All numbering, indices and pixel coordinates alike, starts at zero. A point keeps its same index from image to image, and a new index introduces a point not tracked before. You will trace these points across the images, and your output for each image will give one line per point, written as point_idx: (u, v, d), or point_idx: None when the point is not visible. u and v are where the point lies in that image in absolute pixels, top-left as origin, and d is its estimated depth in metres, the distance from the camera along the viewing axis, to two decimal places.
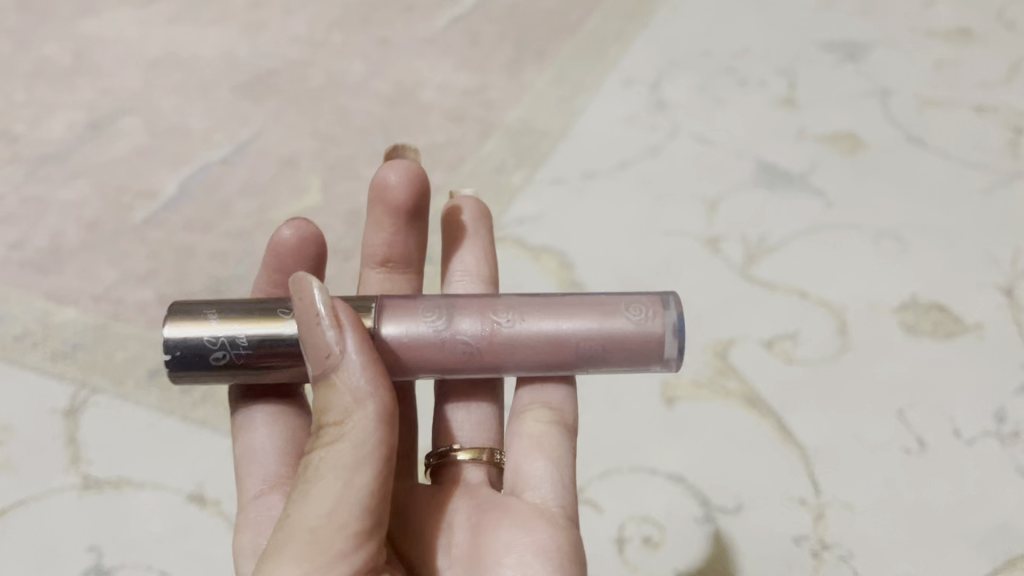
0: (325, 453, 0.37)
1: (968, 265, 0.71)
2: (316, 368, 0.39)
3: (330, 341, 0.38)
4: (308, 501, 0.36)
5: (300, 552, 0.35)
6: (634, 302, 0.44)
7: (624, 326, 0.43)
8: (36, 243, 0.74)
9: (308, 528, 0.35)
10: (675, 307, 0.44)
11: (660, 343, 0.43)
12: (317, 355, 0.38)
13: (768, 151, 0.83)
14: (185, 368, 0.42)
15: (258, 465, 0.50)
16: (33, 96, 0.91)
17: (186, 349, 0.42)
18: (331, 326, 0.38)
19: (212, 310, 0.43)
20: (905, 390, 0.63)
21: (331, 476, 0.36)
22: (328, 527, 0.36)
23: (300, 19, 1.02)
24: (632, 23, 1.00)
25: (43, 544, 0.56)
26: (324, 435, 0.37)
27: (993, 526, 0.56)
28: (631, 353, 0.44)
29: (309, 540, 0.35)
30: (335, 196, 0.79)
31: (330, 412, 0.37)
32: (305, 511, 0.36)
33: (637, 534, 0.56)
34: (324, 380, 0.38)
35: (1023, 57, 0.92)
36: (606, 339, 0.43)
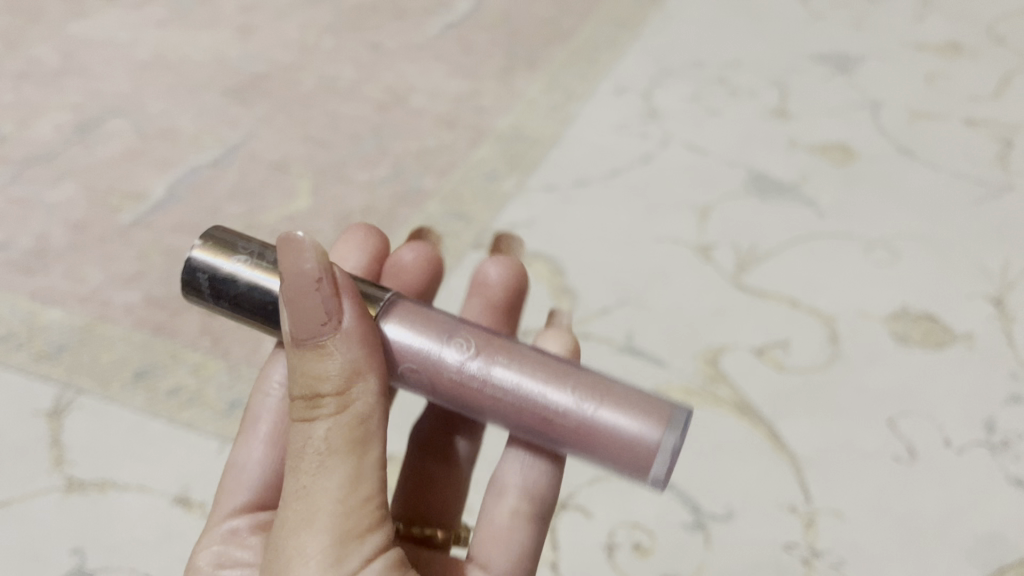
0: (329, 427, 0.36)
1: (958, 276, 0.71)
2: (301, 340, 0.36)
3: (325, 312, 0.36)
4: (325, 476, 0.35)
5: (326, 524, 0.35)
6: (646, 406, 0.38)
7: (618, 421, 0.38)
8: (23, 244, 0.74)
9: (329, 504, 0.35)
10: (682, 427, 0.38)
11: (650, 456, 0.37)
12: (306, 328, 0.36)
13: (759, 160, 0.83)
14: (200, 293, 0.41)
15: (241, 483, 0.49)
16: (21, 97, 0.90)
17: (208, 277, 0.41)
18: (322, 297, 0.36)
19: (243, 250, 0.41)
20: (895, 399, 0.62)
21: (347, 449, 0.35)
22: (353, 496, 0.35)
23: (292, 24, 1.02)
24: (623, 33, 1.01)
25: (24, 547, 0.55)
26: (323, 410, 0.36)
27: (983, 536, 0.55)
28: (617, 454, 0.38)
29: (337, 513, 0.35)
30: (326, 200, 0.78)
31: (325, 386, 0.36)
32: (322, 487, 0.35)
33: (627, 540, 0.56)
34: (314, 356, 0.36)
35: (1011, 71, 0.93)
36: (594, 426, 0.38)
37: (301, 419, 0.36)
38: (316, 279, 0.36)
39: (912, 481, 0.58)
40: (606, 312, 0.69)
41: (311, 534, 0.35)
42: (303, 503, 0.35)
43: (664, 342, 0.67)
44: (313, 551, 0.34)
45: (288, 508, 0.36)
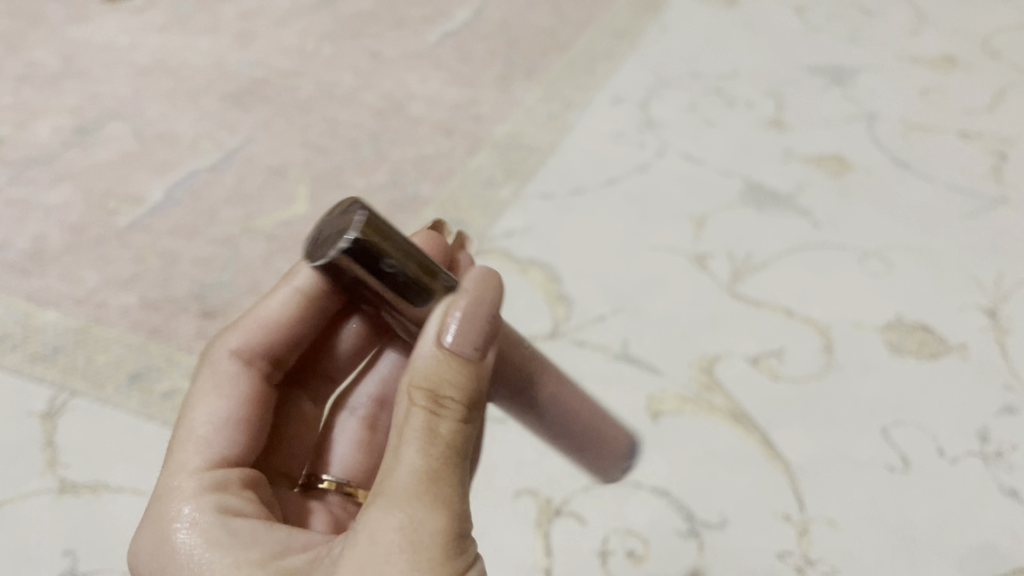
0: (458, 426, 0.37)
1: (952, 287, 0.71)
2: (462, 345, 0.37)
3: (483, 329, 0.38)
4: (449, 468, 0.36)
5: (447, 511, 0.35)
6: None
7: None
8: (19, 246, 0.74)
9: (450, 498, 0.35)
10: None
11: None
12: (462, 331, 0.37)
13: (755, 171, 0.84)
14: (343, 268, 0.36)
15: (212, 440, 0.43)
16: (21, 99, 0.91)
17: (363, 260, 0.35)
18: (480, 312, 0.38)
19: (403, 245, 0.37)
20: (889, 409, 0.63)
21: (465, 451, 0.37)
22: (466, 493, 0.36)
23: (291, 31, 1.03)
24: (621, 43, 1.02)
25: (18, 548, 0.54)
26: (447, 411, 0.37)
27: (976, 547, 0.55)
28: None
29: (458, 506, 0.36)
30: (324, 205, 0.79)
31: (465, 390, 0.37)
32: (445, 477, 0.36)
33: (621, 547, 0.56)
34: (462, 366, 0.37)
35: (1005, 85, 0.94)
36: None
37: (431, 412, 0.36)
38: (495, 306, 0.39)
39: (905, 490, 0.58)
40: (602, 320, 0.69)
41: (432, 515, 0.34)
42: (425, 485, 0.35)
43: (659, 349, 0.67)
44: (438, 534, 0.34)
45: (406, 481, 0.35)
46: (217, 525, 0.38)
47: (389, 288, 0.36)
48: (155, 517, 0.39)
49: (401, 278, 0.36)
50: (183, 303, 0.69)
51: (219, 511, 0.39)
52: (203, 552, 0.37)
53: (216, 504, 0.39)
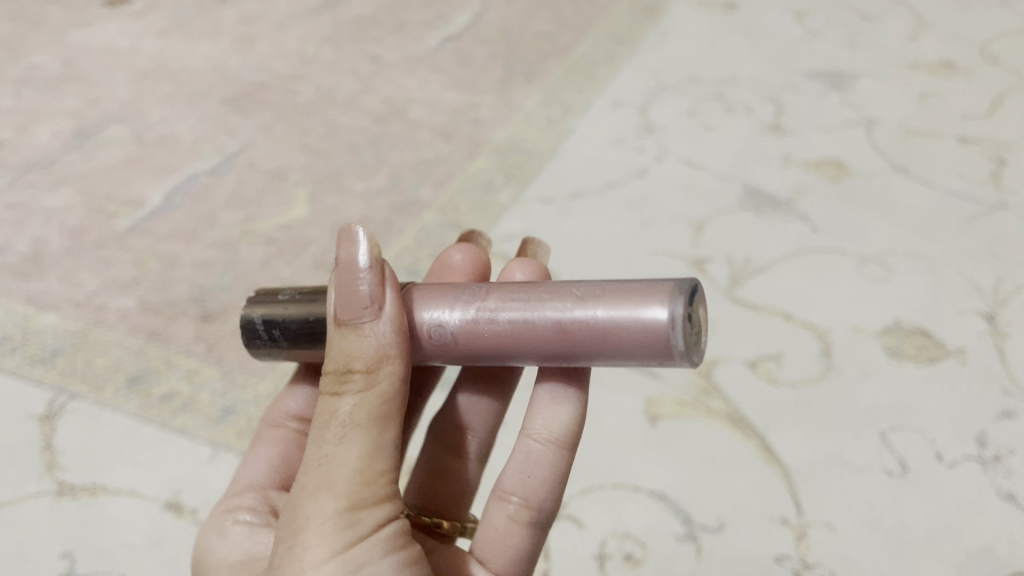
0: (356, 402, 0.38)
1: (950, 292, 0.71)
2: (344, 320, 0.39)
3: (368, 296, 0.39)
4: (346, 448, 0.37)
5: (342, 490, 0.36)
6: (641, 286, 0.37)
7: (622, 317, 0.36)
8: (19, 249, 0.74)
9: (350, 472, 0.36)
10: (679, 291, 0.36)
11: (663, 336, 0.36)
12: (350, 309, 0.39)
13: (754, 176, 0.84)
14: (260, 342, 0.43)
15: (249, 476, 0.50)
16: (21, 103, 0.91)
17: (265, 324, 0.43)
18: (367, 282, 0.39)
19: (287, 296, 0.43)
20: (888, 413, 0.63)
21: (371, 421, 0.37)
22: (368, 468, 0.37)
23: (292, 35, 1.03)
24: (621, 48, 1.02)
25: (15, 551, 0.54)
26: (351, 385, 0.38)
27: (974, 551, 0.55)
28: (634, 348, 0.36)
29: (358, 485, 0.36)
30: (323, 209, 0.79)
31: (357, 361, 0.38)
32: (341, 457, 0.37)
33: (618, 551, 0.56)
34: (354, 338, 0.39)
35: (1005, 91, 0.94)
36: (611, 331, 0.36)
37: (331, 392, 0.38)
38: (365, 267, 0.39)
39: (903, 494, 0.58)
40: None
41: (325, 501, 0.36)
42: (321, 470, 0.37)
43: None
44: (331, 516, 0.36)
45: (306, 473, 0.37)
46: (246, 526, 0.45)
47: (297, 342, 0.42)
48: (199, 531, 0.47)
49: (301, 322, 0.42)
50: (182, 306, 0.69)
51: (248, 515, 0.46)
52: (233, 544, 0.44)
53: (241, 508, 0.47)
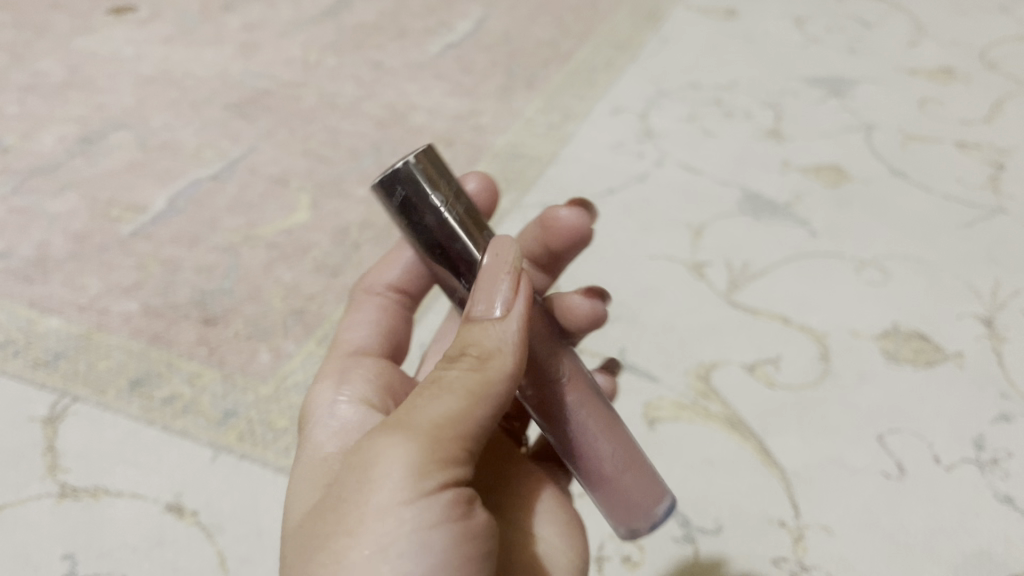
0: (466, 366, 0.39)
1: (948, 296, 0.72)
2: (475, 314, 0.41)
3: (500, 299, 0.40)
4: (434, 409, 0.38)
5: (402, 448, 0.36)
6: (650, 481, 0.44)
7: (631, 491, 0.44)
8: (23, 253, 0.74)
9: (426, 431, 0.37)
10: (669, 503, 0.45)
11: (645, 514, 0.44)
12: (488, 296, 0.40)
13: (753, 181, 0.85)
14: (392, 199, 0.41)
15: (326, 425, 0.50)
16: (26, 109, 0.92)
17: (403, 198, 0.41)
18: (508, 286, 0.40)
19: (439, 194, 0.41)
20: (885, 416, 0.63)
21: (472, 397, 0.38)
22: (425, 427, 0.37)
23: (294, 42, 1.04)
24: (621, 54, 1.03)
25: (17, 552, 0.54)
26: (461, 362, 0.39)
27: (972, 553, 0.55)
28: (624, 508, 0.44)
29: (414, 444, 0.37)
30: (324, 214, 0.79)
31: (476, 344, 0.40)
32: (430, 414, 0.38)
33: (616, 552, 0.56)
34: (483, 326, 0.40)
35: (1003, 96, 0.95)
36: (616, 485, 0.43)
37: (443, 364, 0.40)
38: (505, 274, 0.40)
39: (900, 497, 0.58)
40: (601, 327, 0.70)
41: (396, 452, 0.36)
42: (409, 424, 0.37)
43: (655, 357, 0.67)
44: (382, 470, 0.36)
45: (393, 419, 0.38)
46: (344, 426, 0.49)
47: (423, 239, 0.42)
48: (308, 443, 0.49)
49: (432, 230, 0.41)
50: (184, 310, 0.70)
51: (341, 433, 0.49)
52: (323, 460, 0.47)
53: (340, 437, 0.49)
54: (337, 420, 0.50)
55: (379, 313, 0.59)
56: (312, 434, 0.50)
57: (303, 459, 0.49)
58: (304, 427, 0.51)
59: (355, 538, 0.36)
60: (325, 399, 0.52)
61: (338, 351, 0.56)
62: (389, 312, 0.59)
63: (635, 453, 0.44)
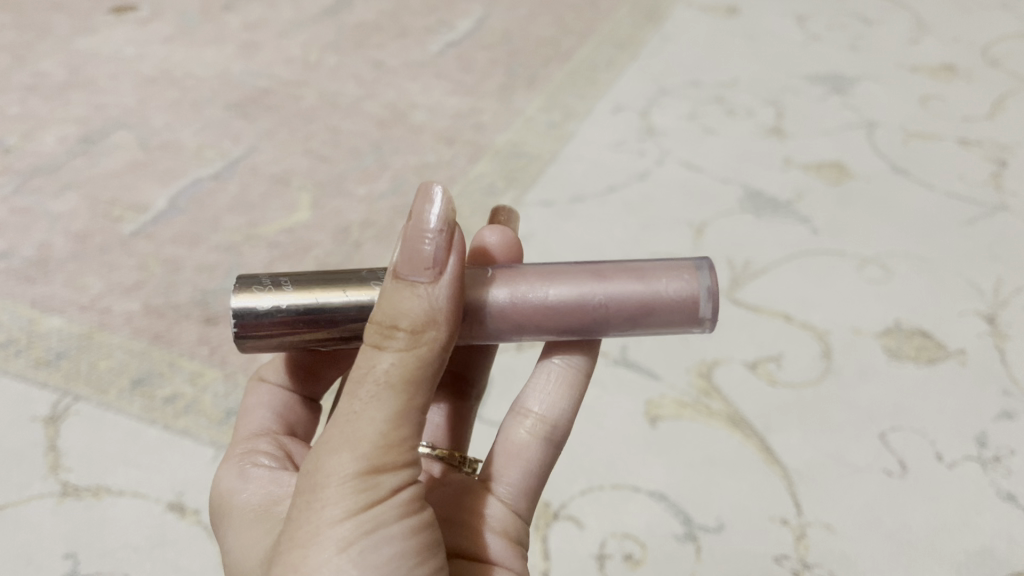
0: (390, 350, 0.36)
1: (951, 294, 0.72)
2: (401, 279, 0.37)
3: (430, 259, 0.37)
4: (377, 407, 0.35)
5: (343, 457, 0.35)
6: (667, 267, 0.42)
7: (659, 291, 0.41)
8: (24, 254, 0.74)
9: (365, 432, 0.35)
10: (705, 268, 0.42)
11: (695, 303, 0.41)
12: (409, 269, 0.37)
13: (754, 178, 0.85)
14: (261, 334, 0.41)
15: (240, 495, 0.43)
16: (27, 109, 0.92)
17: (270, 322, 0.40)
18: (432, 246, 0.38)
19: (287, 283, 0.41)
20: (887, 414, 0.63)
21: (407, 385, 0.36)
22: (364, 430, 0.35)
23: (295, 41, 1.04)
24: (622, 52, 1.03)
25: (19, 551, 0.54)
26: (394, 344, 0.36)
27: (974, 551, 0.55)
28: (669, 317, 0.41)
29: (355, 451, 0.35)
30: (325, 213, 0.79)
31: (403, 322, 0.36)
32: (369, 416, 0.35)
33: (618, 551, 0.56)
34: (407, 298, 0.37)
35: (1006, 93, 0.95)
36: (651, 302, 0.41)
37: (374, 345, 0.36)
38: (434, 232, 0.38)
39: (903, 494, 0.58)
40: None
41: (339, 461, 0.35)
42: (348, 427, 0.35)
43: (657, 355, 0.67)
44: (330, 484, 0.35)
45: (335, 426, 0.36)
46: (267, 485, 0.43)
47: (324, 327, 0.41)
48: (224, 497, 0.44)
49: (320, 313, 0.41)
50: (185, 309, 0.70)
51: (265, 500, 0.42)
52: (249, 518, 0.41)
53: (264, 497, 0.43)
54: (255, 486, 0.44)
55: (278, 393, 0.53)
56: (229, 508, 0.43)
57: (226, 531, 0.42)
58: (219, 509, 0.44)
59: (312, 553, 0.34)
60: (234, 473, 0.45)
61: (242, 432, 0.50)
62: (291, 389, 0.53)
63: (625, 268, 0.42)
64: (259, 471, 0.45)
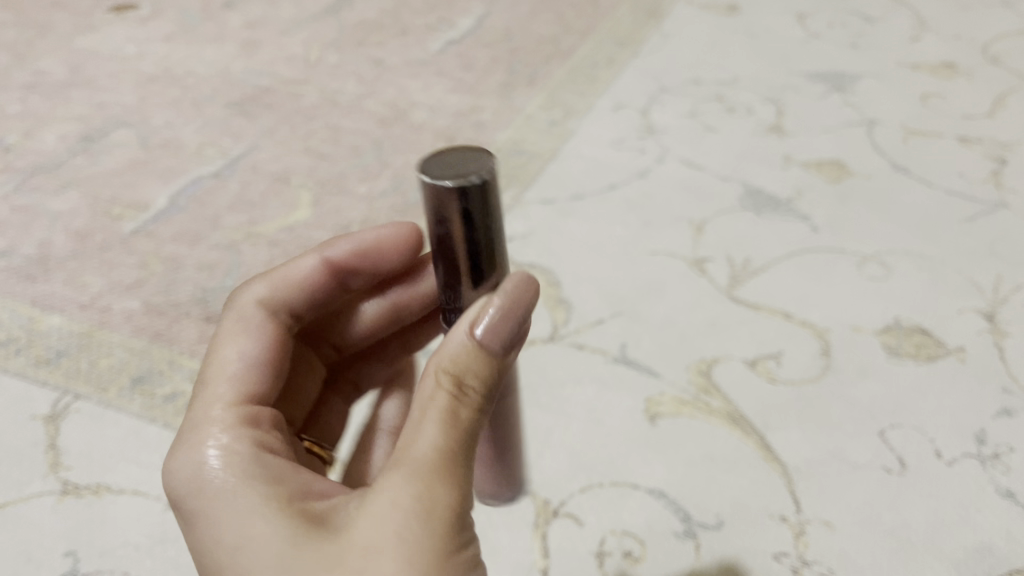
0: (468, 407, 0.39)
1: (951, 291, 0.72)
2: (485, 342, 0.39)
3: (514, 334, 0.40)
4: (460, 450, 0.38)
5: (438, 489, 0.36)
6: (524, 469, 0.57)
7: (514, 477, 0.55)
8: (24, 252, 0.75)
9: (456, 471, 0.37)
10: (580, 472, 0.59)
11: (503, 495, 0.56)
12: (497, 335, 0.40)
13: (754, 176, 0.85)
14: (448, 209, 0.36)
15: (228, 483, 0.39)
16: (27, 107, 0.92)
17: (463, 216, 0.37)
18: (518, 323, 0.40)
19: (496, 216, 0.38)
20: (887, 411, 0.63)
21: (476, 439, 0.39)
22: (456, 468, 0.38)
23: (295, 39, 1.04)
24: (622, 50, 1.03)
25: (19, 549, 0.55)
26: (468, 400, 0.39)
27: (973, 549, 0.55)
28: (497, 486, 0.54)
29: (454, 484, 0.37)
30: (326, 211, 0.79)
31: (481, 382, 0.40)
32: (456, 455, 0.38)
33: (617, 548, 0.56)
34: (489, 360, 0.40)
35: (1006, 90, 0.95)
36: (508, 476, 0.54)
37: (452, 397, 0.39)
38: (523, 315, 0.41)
39: (903, 493, 0.58)
40: (601, 323, 0.70)
41: (435, 492, 0.36)
42: (439, 463, 0.37)
43: (657, 353, 0.67)
44: (427, 513, 0.36)
45: (421, 459, 0.37)
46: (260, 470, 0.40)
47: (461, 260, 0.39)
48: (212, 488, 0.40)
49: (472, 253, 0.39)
50: (185, 307, 0.70)
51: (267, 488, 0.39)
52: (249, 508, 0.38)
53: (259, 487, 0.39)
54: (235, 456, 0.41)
55: (263, 339, 0.50)
56: (218, 500, 0.39)
57: (221, 523, 0.38)
58: (200, 497, 0.40)
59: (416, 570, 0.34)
60: (208, 450, 0.42)
61: (212, 381, 0.47)
62: (273, 333, 0.50)
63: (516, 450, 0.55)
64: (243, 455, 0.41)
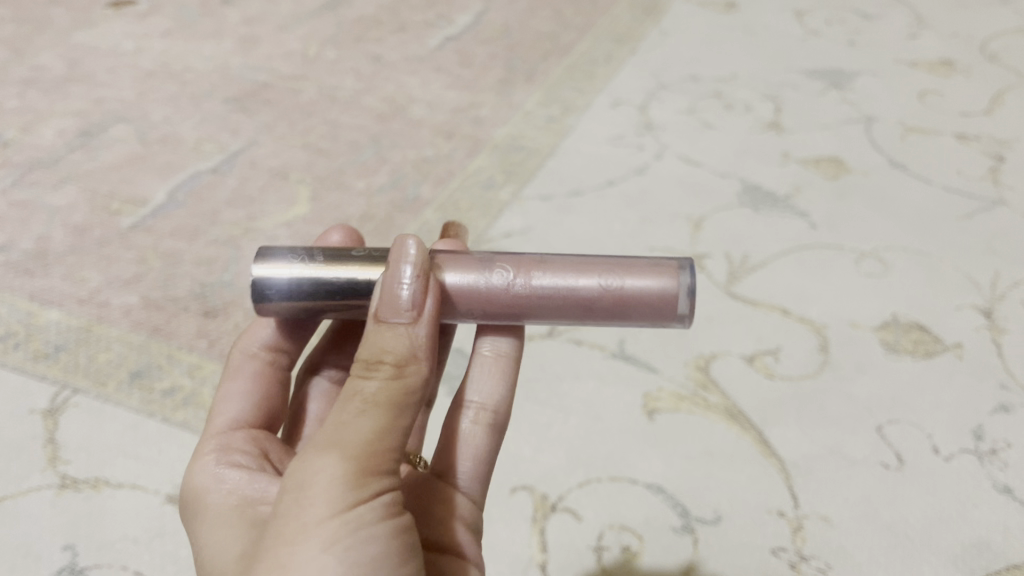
0: (375, 375, 0.37)
1: (948, 288, 0.72)
2: (382, 317, 0.39)
3: (408, 300, 0.39)
4: (363, 422, 0.36)
5: (327, 463, 0.35)
6: (651, 264, 0.44)
7: (638, 284, 0.43)
8: (23, 246, 0.74)
9: (351, 444, 0.35)
10: (687, 267, 0.43)
11: (673, 300, 0.43)
12: (391, 307, 0.39)
13: (752, 173, 0.85)
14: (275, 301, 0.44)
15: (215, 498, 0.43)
16: (25, 102, 0.92)
17: (276, 287, 0.43)
18: (411, 288, 0.39)
19: (309, 257, 0.44)
20: (884, 407, 0.63)
21: (388, 406, 0.36)
22: (353, 437, 0.35)
23: (293, 35, 1.04)
24: (620, 46, 1.03)
25: (18, 543, 0.55)
26: (380, 372, 0.37)
27: (970, 544, 0.55)
28: (644, 310, 0.43)
29: (340, 452, 0.35)
30: (326, 207, 0.79)
31: (386, 350, 0.37)
32: (354, 427, 0.36)
33: (615, 543, 0.56)
34: (390, 332, 0.38)
35: (1003, 88, 0.95)
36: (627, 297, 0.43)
37: (360, 374, 0.37)
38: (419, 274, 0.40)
39: (900, 488, 0.58)
40: None
41: (323, 465, 0.35)
42: (333, 433, 0.36)
43: (655, 348, 0.67)
44: (311, 483, 0.35)
45: (324, 433, 0.36)
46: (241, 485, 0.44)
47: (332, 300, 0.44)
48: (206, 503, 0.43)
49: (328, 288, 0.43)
50: (183, 302, 0.70)
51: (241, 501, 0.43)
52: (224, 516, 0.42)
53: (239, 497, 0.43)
54: (227, 482, 0.44)
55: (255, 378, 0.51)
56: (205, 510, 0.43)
57: (201, 530, 0.42)
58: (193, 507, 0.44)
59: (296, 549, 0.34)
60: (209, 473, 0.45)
61: (206, 434, 0.48)
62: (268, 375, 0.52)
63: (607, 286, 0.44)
64: (234, 468, 0.45)
